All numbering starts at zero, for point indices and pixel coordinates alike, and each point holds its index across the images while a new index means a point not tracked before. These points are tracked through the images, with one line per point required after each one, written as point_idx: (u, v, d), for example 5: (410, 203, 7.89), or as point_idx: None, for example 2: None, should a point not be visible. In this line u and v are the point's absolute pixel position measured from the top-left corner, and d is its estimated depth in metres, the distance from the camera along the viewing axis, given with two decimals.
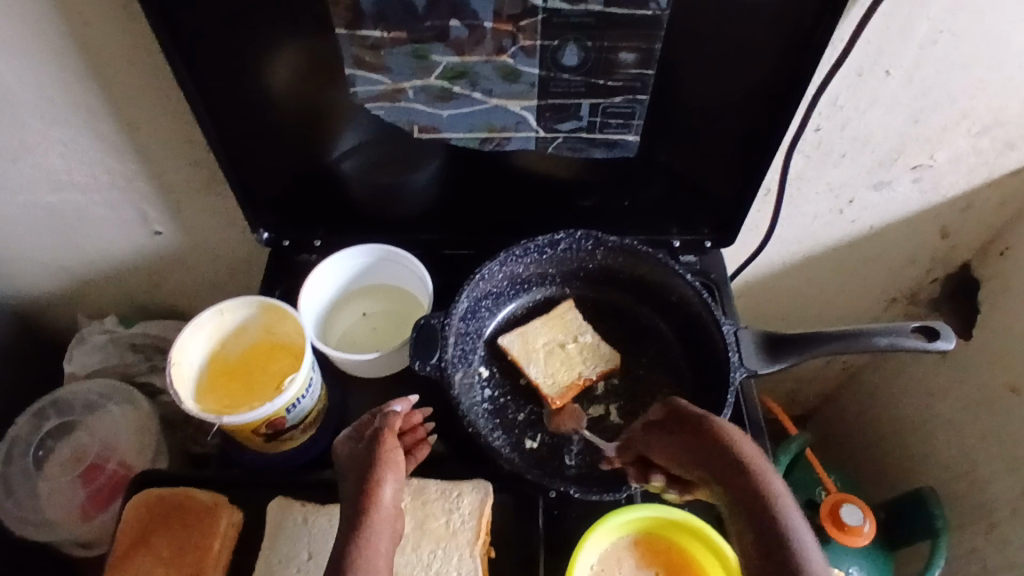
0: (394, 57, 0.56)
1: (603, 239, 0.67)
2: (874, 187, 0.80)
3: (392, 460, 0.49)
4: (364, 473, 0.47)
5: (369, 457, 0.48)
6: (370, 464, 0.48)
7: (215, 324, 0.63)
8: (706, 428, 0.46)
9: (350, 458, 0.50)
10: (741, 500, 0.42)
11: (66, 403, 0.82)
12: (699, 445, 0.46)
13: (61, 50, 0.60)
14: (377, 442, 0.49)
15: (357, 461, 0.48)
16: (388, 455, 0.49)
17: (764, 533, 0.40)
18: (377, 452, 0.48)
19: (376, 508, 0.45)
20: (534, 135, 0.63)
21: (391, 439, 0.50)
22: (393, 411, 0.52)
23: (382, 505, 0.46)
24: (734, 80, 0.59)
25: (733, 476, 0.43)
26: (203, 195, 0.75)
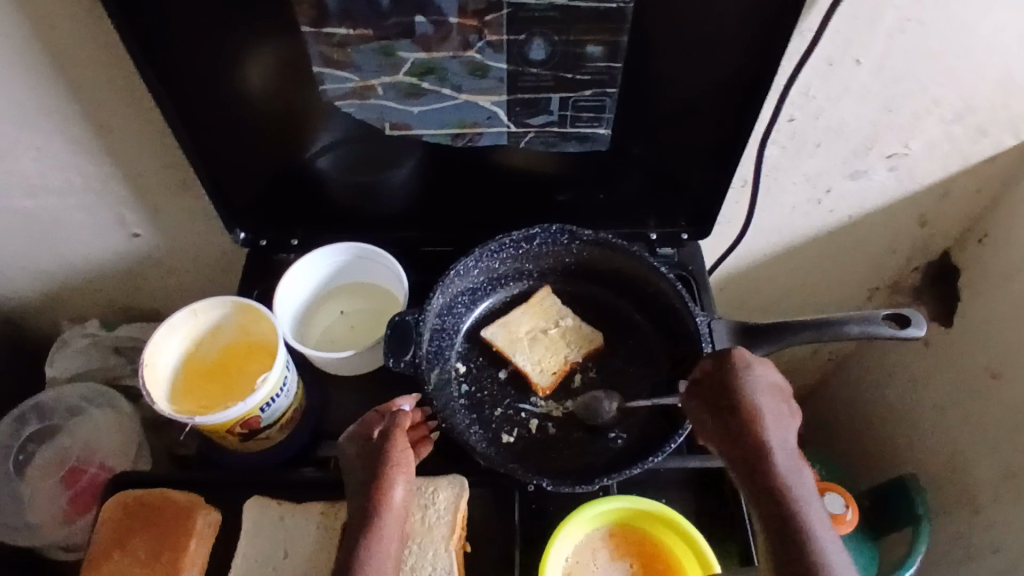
0: (361, 54, 0.56)
1: (578, 234, 0.67)
2: (851, 176, 0.81)
3: (402, 461, 0.54)
4: (374, 473, 0.53)
5: (379, 459, 0.53)
6: (382, 465, 0.53)
7: (190, 325, 0.63)
8: (747, 410, 0.54)
9: (360, 455, 0.55)
10: (765, 490, 0.51)
11: (48, 408, 0.81)
12: (738, 427, 0.53)
13: (28, 54, 0.60)
14: (389, 445, 0.54)
15: (370, 461, 0.54)
16: (398, 456, 0.54)
17: (781, 516, 0.50)
18: (388, 455, 0.53)
19: (385, 508, 0.52)
20: (505, 131, 0.63)
21: (401, 440, 0.55)
22: (401, 412, 0.56)
23: (391, 504, 0.53)
24: (704, 70, 0.59)
25: (760, 454, 0.52)
26: (179, 196, 0.75)
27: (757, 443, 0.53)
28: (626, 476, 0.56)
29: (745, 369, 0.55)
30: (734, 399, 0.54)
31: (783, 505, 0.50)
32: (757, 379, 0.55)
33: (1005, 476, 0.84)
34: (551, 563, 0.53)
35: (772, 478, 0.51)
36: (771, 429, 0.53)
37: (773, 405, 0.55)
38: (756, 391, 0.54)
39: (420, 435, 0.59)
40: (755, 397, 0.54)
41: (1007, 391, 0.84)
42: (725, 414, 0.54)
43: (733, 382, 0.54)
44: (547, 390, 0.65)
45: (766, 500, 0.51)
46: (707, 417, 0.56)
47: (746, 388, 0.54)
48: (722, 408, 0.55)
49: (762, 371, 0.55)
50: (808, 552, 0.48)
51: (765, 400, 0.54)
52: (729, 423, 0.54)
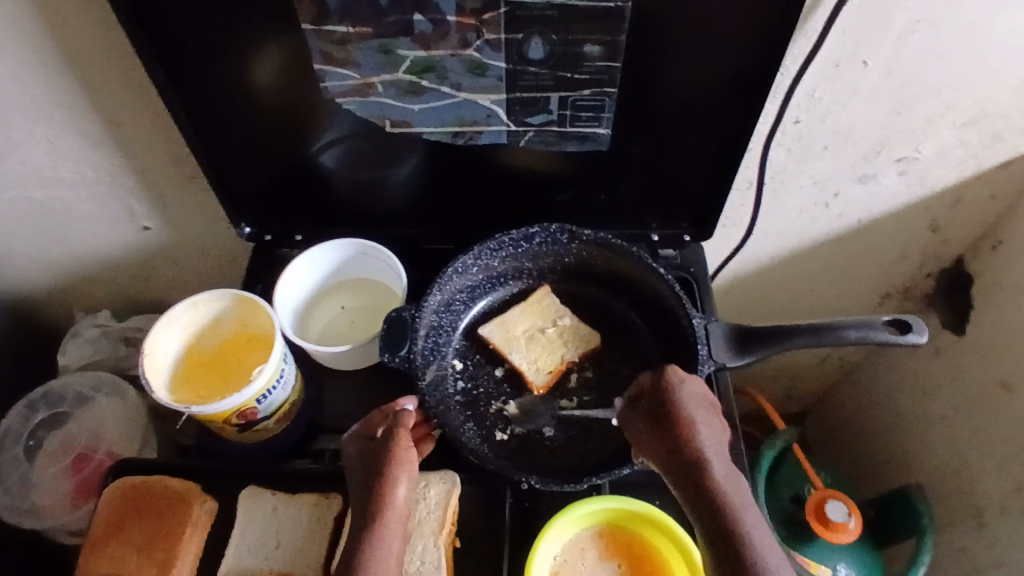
0: (362, 52, 0.56)
1: (578, 233, 0.67)
2: (859, 180, 0.80)
3: (406, 459, 0.53)
4: (378, 471, 0.53)
5: (383, 457, 0.53)
6: (385, 462, 0.53)
7: (190, 317, 0.64)
8: (676, 420, 0.53)
9: (363, 454, 0.54)
10: (701, 500, 0.49)
11: (57, 395, 0.83)
12: (668, 439, 0.52)
13: (39, 49, 0.61)
14: (393, 442, 0.54)
15: (372, 459, 0.53)
16: (402, 454, 0.53)
17: (719, 524, 0.47)
18: (393, 453, 0.53)
19: (389, 506, 0.51)
20: (505, 130, 0.63)
21: (405, 437, 0.54)
22: (406, 411, 0.56)
23: (395, 502, 0.52)
24: (705, 70, 0.58)
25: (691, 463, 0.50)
26: (187, 190, 0.76)
27: (689, 452, 0.51)
28: (617, 476, 0.56)
29: (674, 379, 0.55)
30: (666, 408, 0.53)
31: (719, 511, 0.48)
32: (692, 391, 0.55)
33: (1013, 489, 0.82)
34: (538, 562, 0.53)
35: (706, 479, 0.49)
36: (699, 438, 0.51)
37: (704, 415, 0.53)
38: (688, 400, 0.54)
39: (421, 435, 0.58)
40: (685, 408, 0.53)
41: (1017, 401, 0.82)
42: (659, 428, 0.53)
43: (665, 393, 0.54)
44: (542, 389, 0.65)
45: (704, 501, 0.49)
46: (644, 430, 0.55)
47: (675, 398, 0.54)
48: (657, 421, 0.54)
49: (693, 385, 0.55)
50: (747, 560, 0.45)
51: (695, 410, 0.53)
52: (663, 431, 0.53)
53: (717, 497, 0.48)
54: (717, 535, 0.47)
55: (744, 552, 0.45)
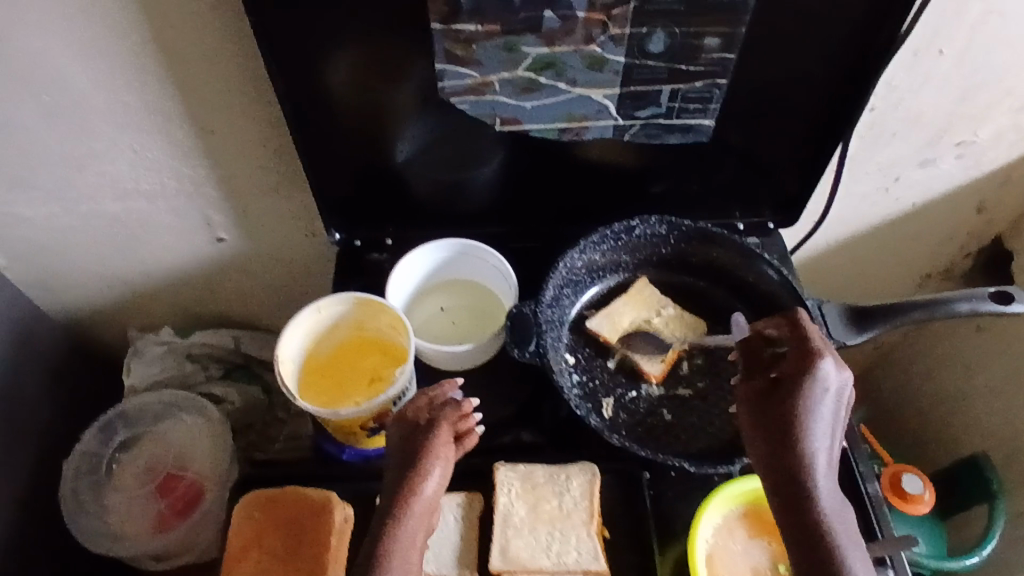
0: (486, 50, 0.57)
1: (678, 223, 0.69)
2: (920, 164, 0.83)
3: (441, 452, 0.52)
4: (412, 463, 0.52)
5: (420, 448, 0.52)
6: (420, 452, 0.52)
7: (313, 321, 0.62)
8: (797, 430, 0.49)
9: (402, 441, 0.54)
10: (801, 524, 0.47)
11: (134, 415, 0.81)
12: (783, 444, 0.49)
13: (142, 56, 0.60)
14: (431, 433, 0.53)
15: (409, 448, 0.53)
16: (439, 447, 0.52)
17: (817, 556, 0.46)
18: (430, 444, 0.52)
19: (417, 497, 0.50)
20: (613, 124, 0.64)
21: (444, 430, 0.53)
22: (450, 405, 0.55)
23: (420, 497, 0.50)
24: (811, 60, 0.60)
25: (795, 480, 0.48)
26: (270, 199, 0.74)
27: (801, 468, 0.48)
28: None
29: (816, 376, 0.49)
30: (792, 418, 0.49)
31: (822, 545, 0.46)
32: (823, 395, 0.49)
33: None
34: (699, 546, 0.54)
35: (814, 506, 0.47)
36: (816, 458, 0.48)
37: (828, 429, 0.50)
38: (826, 405, 0.50)
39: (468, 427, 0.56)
40: (812, 415, 0.49)
41: None
42: (772, 428, 0.50)
43: (797, 393, 0.49)
44: (658, 378, 0.66)
45: (805, 525, 0.47)
46: (761, 429, 0.50)
47: (805, 403, 0.49)
48: (771, 420, 0.50)
49: (841, 391, 0.51)
50: None
51: (821, 422, 0.49)
52: (781, 438, 0.49)
53: (826, 539, 0.46)
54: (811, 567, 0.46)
55: None
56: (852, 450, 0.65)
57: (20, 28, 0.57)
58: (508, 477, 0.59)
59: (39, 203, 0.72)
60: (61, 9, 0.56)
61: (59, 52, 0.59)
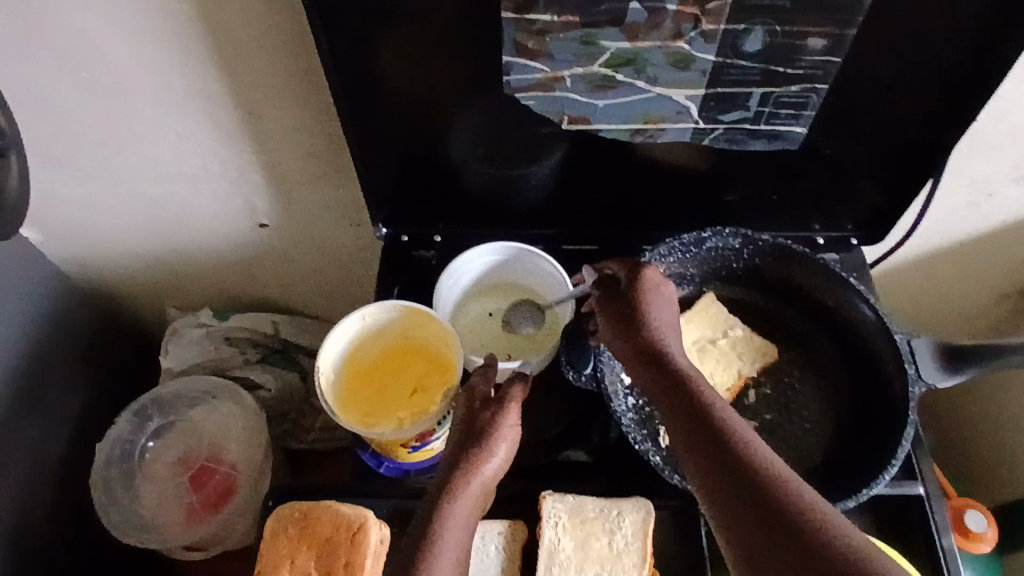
0: (559, 43, 0.51)
1: (754, 237, 0.62)
2: (1018, 179, 0.74)
3: (509, 433, 0.49)
4: (478, 439, 0.48)
5: (489, 425, 0.49)
6: (487, 430, 0.49)
7: (356, 328, 0.59)
8: (638, 321, 0.49)
9: (468, 415, 0.51)
10: (674, 398, 0.45)
11: (168, 402, 0.80)
12: (634, 339, 0.49)
13: (186, 34, 0.56)
14: (502, 410, 0.50)
15: (476, 422, 0.50)
16: (508, 427, 0.49)
17: (693, 417, 0.43)
18: (496, 424, 0.49)
19: (477, 476, 0.47)
20: (692, 127, 0.58)
21: (515, 411, 0.50)
22: (518, 381, 0.51)
23: (482, 476, 0.47)
24: (926, 65, 0.53)
25: (654, 361, 0.47)
26: (314, 187, 0.70)
27: (656, 350, 0.47)
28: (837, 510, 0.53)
29: (641, 275, 0.51)
30: (633, 314, 0.50)
31: (695, 406, 0.44)
32: (656, 291, 0.51)
33: None
34: None
35: (677, 377, 0.46)
36: (667, 340, 0.48)
37: (669, 320, 0.50)
38: (660, 299, 0.51)
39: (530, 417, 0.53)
40: (649, 307, 0.50)
41: None
42: (621, 330, 0.50)
43: (630, 293, 0.51)
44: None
45: (679, 401, 0.45)
46: (617, 334, 0.50)
47: (640, 296, 0.50)
48: (620, 323, 0.50)
49: (665, 287, 0.52)
50: (729, 449, 0.41)
51: (657, 310, 0.50)
52: (632, 334, 0.49)
53: (696, 398, 0.44)
54: (689, 431, 0.43)
55: (731, 451, 0.41)
56: (928, 497, 0.59)
57: (58, 0, 0.53)
58: (555, 508, 0.54)
59: (78, 181, 0.69)
60: None
61: (99, 28, 0.55)
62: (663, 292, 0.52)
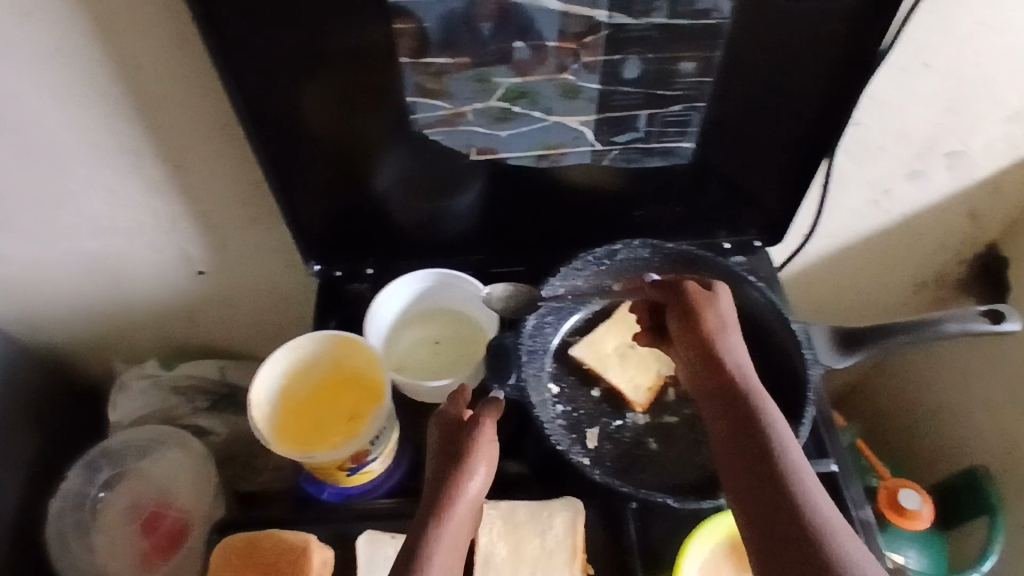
0: (457, 83, 0.56)
1: (661, 246, 0.67)
2: (908, 176, 0.79)
3: (486, 450, 0.49)
4: (456, 458, 0.48)
5: (465, 444, 0.49)
6: (464, 449, 0.49)
7: (287, 361, 0.62)
8: (706, 323, 0.52)
9: (444, 437, 0.51)
10: (725, 392, 0.47)
11: (118, 452, 0.81)
12: (697, 338, 0.51)
13: (110, 95, 0.59)
14: (478, 428, 0.50)
15: (452, 443, 0.50)
16: (485, 444, 0.49)
17: (740, 409, 0.45)
18: (472, 443, 0.49)
19: (460, 496, 0.46)
20: (591, 149, 0.63)
21: (490, 427, 0.51)
22: (491, 399, 0.52)
23: (465, 494, 0.46)
24: (790, 82, 0.58)
25: (712, 359, 0.49)
26: (247, 231, 0.73)
27: (718, 350, 0.50)
28: None
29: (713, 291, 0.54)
30: (702, 317, 0.52)
31: (745, 400, 0.45)
32: (727, 307, 0.53)
33: None
34: None
35: (736, 375, 0.47)
36: (733, 345, 0.50)
37: (736, 331, 0.52)
38: (729, 313, 0.53)
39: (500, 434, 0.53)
40: (720, 316, 0.52)
41: None
42: (686, 330, 0.52)
43: (702, 300, 0.53)
44: (644, 407, 0.65)
45: (733, 408, 0.45)
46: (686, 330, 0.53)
47: (712, 306, 0.53)
48: (688, 325, 0.53)
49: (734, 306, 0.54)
50: (766, 445, 0.42)
51: (728, 320, 0.52)
52: (697, 332, 0.52)
53: (748, 395, 0.46)
54: (732, 421, 0.45)
55: (767, 445, 0.42)
56: (842, 475, 0.64)
57: None
58: (489, 516, 0.58)
59: (15, 242, 0.71)
60: (25, 51, 0.55)
61: (26, 94, 0.58)
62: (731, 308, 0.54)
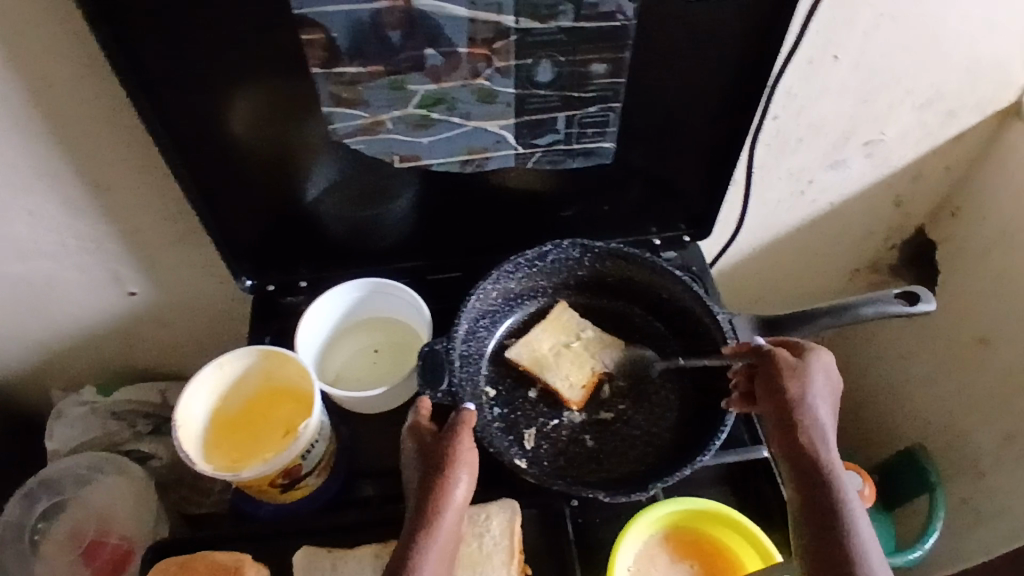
0: (372, 91, 0.56)
1: (590, 246, 0.68)
2: (830, 166, 0.82)
3: (466, 460, 0.53)
4: (437, 470, 0.52)
5: (445, 456, 0.53)
6: (444, 461, 0.53)
7: (215, 378, 0.61)
8: (795, 401, 0.53)
9: (424, 447, 0.55)
10: (811, 482, 0.50)
11: (55, 482, 0.79)
12: (783, 414, 0.53)
13: (20, 117, 0.58)
14: (456, 440, 0.53)
15: (433, 454, 0.53)
16: (464, 454, 0.53)
17: (827, 505, 0.49)
18: (451, 454, 0.53)
19: (442, 508, 0.51)
20: (513, 153, 0.64)
21: (468, 436, 0.54)
22: (466, 407, 0.55)
23: (448, 506, 0.51)
24: (701, 79, 0.60)
25: (797, 442, 0.52)
26: (177, 248, 0.72)
27: (804, 434, 0.52)
28: (675, 480, 0.57)
29: (804, 361, 0.54)
30: (790, 393, 0.53)
31: (829, 496, 0.49)
32: (818, 376, 0.54)
33: (1005, 436, 0.87)
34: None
35: (822, 465, 0.50)
36: (818, 425, 0.52)
37: (826, 402, 0.54)
38: (819, 383, 0.54)
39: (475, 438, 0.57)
40: (810, 390, 0.53)
41: (996, 355, 0.89)
42: (773, 402, 0.54)
43: (790, 371, 0.54)
44: (578, 404, 0.65)
45: (820, 508, 0.49)
46: (772, 402, 0.54)
47: (803, 381, 0.53)
48: (776, 398, 0.54)
49: (826, 368, 0.55)
50: (847, 549, 0.47)
51: (819, 393, 0.53)
52: (784, 409, 0.53)
53: (832, 490, 0.49)
54: (814, 515, 0.49)
55: (846, 549, 0.47)
56: None
57: None
58: None
59: None
60: None
61: None
62: (823, 371, 0.54)
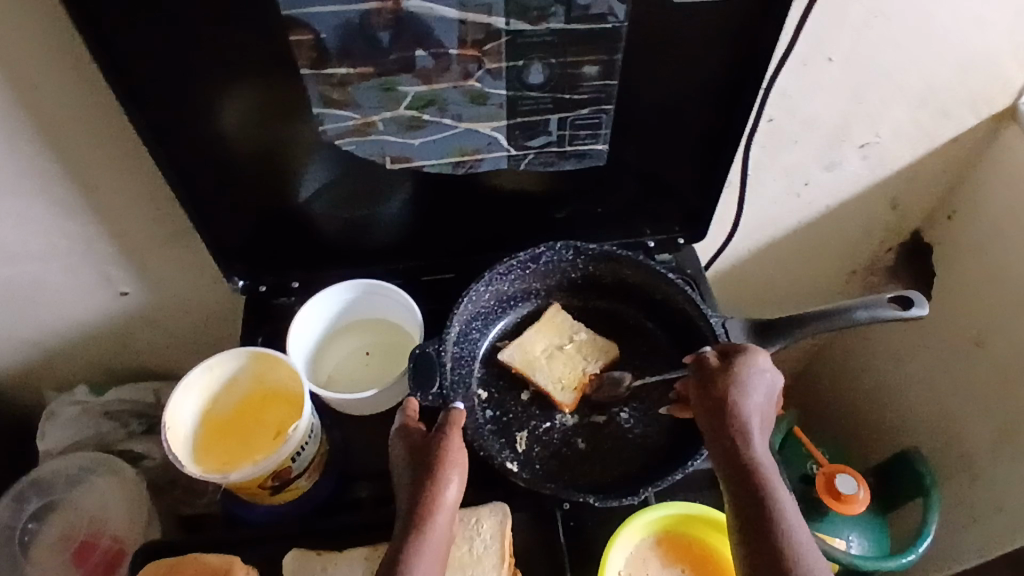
0: (362, 92, 0.56)
1: (583, 248, 0.67)
2: (825, 168, 0.81)
3: (457, 460, 0.53)
4: (428, 470, 0.52)
5: (436, 456, 0.52)
6: (435, 461, 0.52)
7: (206, 381, 0.62)
8: (731, 407, 0.53)
9: (414, 448, 0.55)
10: (746, 487, 0.51)
11: (47, 483, 0.79)
12: (721, 420, 0.54)
13: (8, 118, 0.58)
14: (446, 439, 0.53)
15: (424, 454, 0.53)
16: (454, 453, 0.53)
17: (761, 508, 0.49)
18: (442, 454, 0.53)
19: (435, 508, 0.51)
20: (506, 154, 0.64)
21: (458, 436, 0.54)
22: (455, 407, 0.55)
23: (440, 506, 0.51)
24: (694, 81, 0.60)
25: (733, 448, 0.52)
26: (168, 249, 0.72)
27: (741, 440, 0.52)
28: (667, 484, 0.57)
29: (741, 367, 0.55)
30: (726, 399, 0.54)
31: (763, 500, 0.50)
32: (754, 382, 0.55)
33: (1001, 437, 0.87)
34: None
35: (756, 469, 0.51)
36: (754, 430, 0.53)
37: (760, 408, 0.55)
38: (755, 389, 0.55)
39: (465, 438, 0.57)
40: (745, 396, 0.54)
41: (991, 357, 0.88)
42: (710, 408, 0.54)
43: (728, 377, 0.54)
44: (571, 407, 0.65)
45: (755, 512, 0.50)
46: (708, 407, 0.55)
47: (739, 386, 0.54)
48: (712, 405, 0.54)
49: (763, 374, 0.56)
50: (781, 550, 0.48)
51: (755, 399, 0.54)
52: (722, 415, 0.54)
53: (767, 493, 0.50)
54: (751, 517, 0.50)
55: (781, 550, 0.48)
56: None
57: None
58: None
59: None
60: None
61: None
62: (760, 377, 0.55)
